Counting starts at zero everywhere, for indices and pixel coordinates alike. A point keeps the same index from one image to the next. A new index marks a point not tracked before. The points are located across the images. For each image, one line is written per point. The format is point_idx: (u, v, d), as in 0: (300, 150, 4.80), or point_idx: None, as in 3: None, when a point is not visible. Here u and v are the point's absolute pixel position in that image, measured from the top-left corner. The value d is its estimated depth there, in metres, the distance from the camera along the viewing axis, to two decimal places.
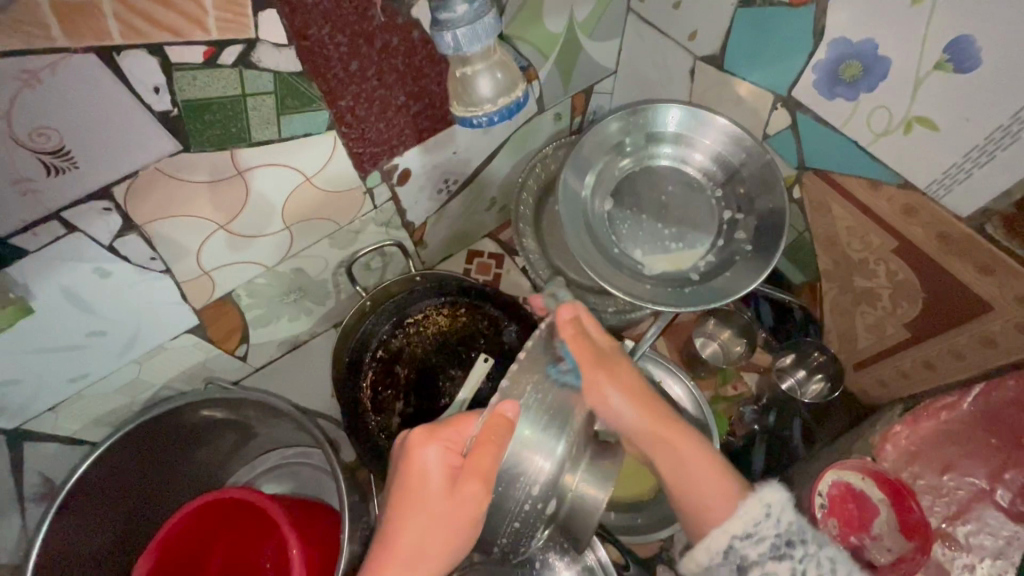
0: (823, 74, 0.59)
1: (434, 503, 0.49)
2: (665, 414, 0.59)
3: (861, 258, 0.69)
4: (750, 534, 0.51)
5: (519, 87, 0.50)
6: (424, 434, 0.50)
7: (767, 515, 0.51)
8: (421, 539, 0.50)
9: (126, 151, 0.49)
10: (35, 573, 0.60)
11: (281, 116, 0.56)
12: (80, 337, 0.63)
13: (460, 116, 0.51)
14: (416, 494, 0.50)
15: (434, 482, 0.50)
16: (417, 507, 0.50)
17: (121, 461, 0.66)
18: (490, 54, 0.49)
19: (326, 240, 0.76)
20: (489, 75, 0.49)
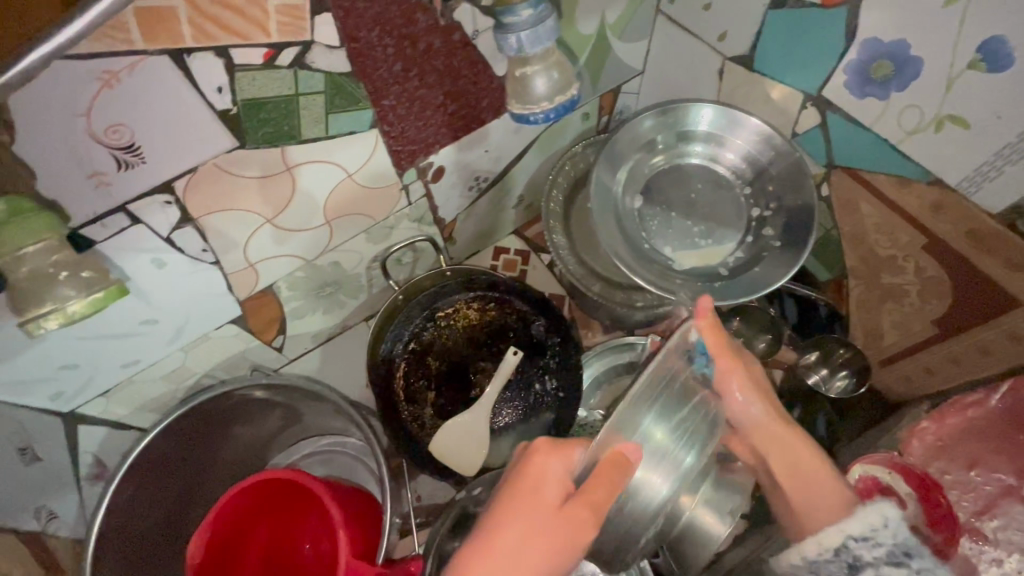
0: (854, 74, 0.60)
1: (535, 511, 0.48)
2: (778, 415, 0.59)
3: (888, 255, 0.70)
4: (867, 536, 0.49)
5: (574, 86, 0.54)
6: (550, 447, 0.50)
7: (885, 523, 0.49)
8: (513, 546, 0.48)
9: (189, 148, 0.52)
10: (94, 546, 0.63)
11: (330, 115, 0.59)
12: (135, 324, 0.66)
13: (518, 113, 0.55)
14: (522, 507, 0.49)
15: (542, 494, 0.49)
16: (521, 518, 0.48)
17: (172, 443, 0.70)
18: (548, 56, 0.52)
19: (363, 235, 0.79)
20: (546, 75, 0.53)
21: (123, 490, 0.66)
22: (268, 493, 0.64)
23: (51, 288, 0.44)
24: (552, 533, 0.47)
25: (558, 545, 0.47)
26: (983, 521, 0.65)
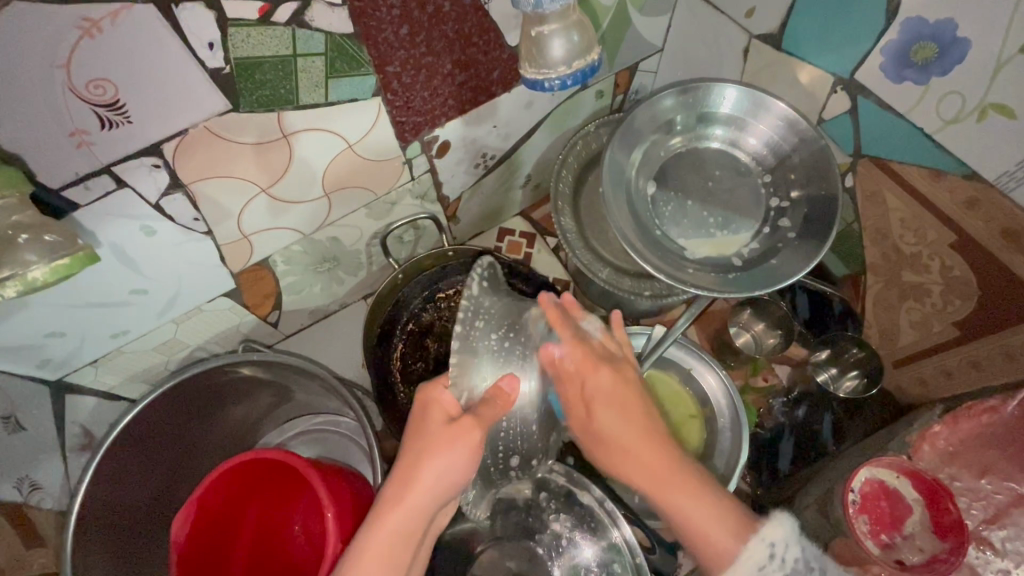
0: (891, 56, 0.56)
1: (431, 438, 0.50)
2: (665, 451, 0.56)
3: (913, 252, 0.67)
4: (773, 560, 0.48)
5: (594, 50, 0.51)
6: (436, 383, 0.52)
7: (772, 557, 0.48)
8: (414, 463, 0.51)
9: (179, 110, 0.49)
10: (78, 518, 0.62)
11: (329, 79, 0.55)
12: (124, 294, 0.64)
13: (531, 77, 0.51)
14: (418, 435, 0.51)
15: (417, 422, 0.52)
16: (417, 444, 0.51)
17: (161, 417, 0.68)
18: (568, 14, 0.49)
19: (363, 210, 0.76)
20: (564, 36, 0.49)
21: (109, 464, 0.65)
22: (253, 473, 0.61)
23: (10, 253, 0.43)
24: (439, 446, 0.50)
25: (438, 455, 0.50)
26: (992, 530, 0.63)
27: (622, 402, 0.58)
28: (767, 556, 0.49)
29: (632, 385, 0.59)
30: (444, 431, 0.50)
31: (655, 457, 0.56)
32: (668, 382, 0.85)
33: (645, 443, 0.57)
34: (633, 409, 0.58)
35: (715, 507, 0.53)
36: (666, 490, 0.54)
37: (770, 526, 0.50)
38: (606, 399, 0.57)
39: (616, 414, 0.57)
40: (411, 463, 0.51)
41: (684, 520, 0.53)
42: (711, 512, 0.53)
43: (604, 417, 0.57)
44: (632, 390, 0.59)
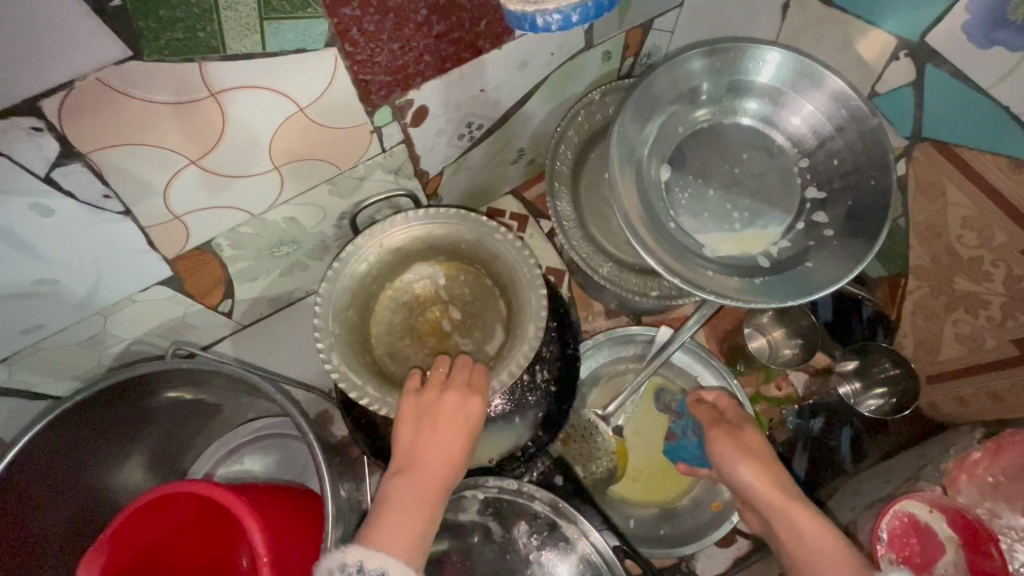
0: (980, 14, 0.47)
1: (459, 431, 0.57)
2: (784, 483, 0.55)
3: (971, 256, 0.58)
4: None
5: None
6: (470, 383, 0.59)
7: None
8: (437, 454, 0.56)
9: (54, 54, 0.37)
10: None
11: (265, 22, 0.43)
12: (27, 284, 0.53)
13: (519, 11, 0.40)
14: (453, 427, 0.57)
15: (453, 406, 0.57)
16: (452, 436, 0.57)
17: (81, 427, 0.59)
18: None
19: (325, 186, 0.64)
20: None
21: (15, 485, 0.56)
22: (187, 515, 0.55)
23: None
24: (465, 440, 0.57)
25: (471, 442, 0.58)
26: None
27: (756, 453, 0.56)
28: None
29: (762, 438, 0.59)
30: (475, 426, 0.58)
31: (783, 493, 0.54)
32: (671, 393, 0.77)
33: (770, 472, 0.55)
34: (765, 458, 0.57)
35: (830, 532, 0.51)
36: (794, 502, 0.53)
37: None
38: (736, 443, 0.58)
39: (744, 456, 0.56)
40: (435, 456, 0.56)
41: (810, 555, 0.51)
42: (832, 539, 0.51)
43: (729, 464, 0.57)
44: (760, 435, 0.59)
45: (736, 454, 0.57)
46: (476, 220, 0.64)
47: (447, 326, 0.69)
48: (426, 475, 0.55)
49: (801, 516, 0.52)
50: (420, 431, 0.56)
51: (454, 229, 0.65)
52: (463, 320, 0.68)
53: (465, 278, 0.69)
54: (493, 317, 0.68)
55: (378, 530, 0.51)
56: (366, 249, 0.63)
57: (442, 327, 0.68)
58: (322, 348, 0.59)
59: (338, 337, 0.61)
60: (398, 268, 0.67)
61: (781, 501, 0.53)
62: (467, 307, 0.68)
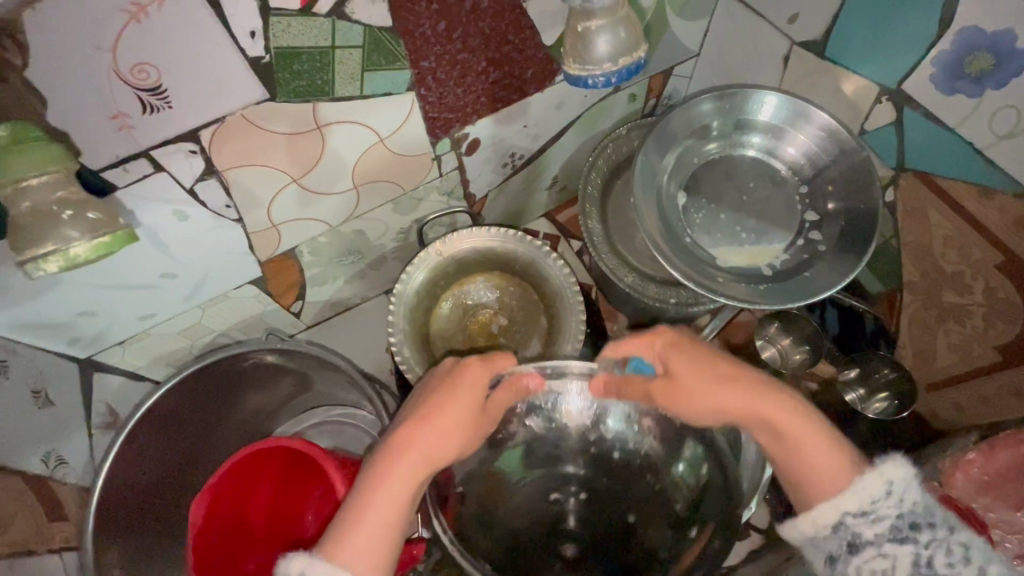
0: (944, 67, 0.57)
1: (461, 409, 0.53)
2: (756, 383, 0.51)
3: (955, 271, 0.66)
4: (866, 512, 0.45)
5: (639, 48, 0.53)
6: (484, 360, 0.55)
7: (888, 493, 0.45)
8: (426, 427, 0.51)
9: (217, 96, 0.49)
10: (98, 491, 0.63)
11: (365, 73, 0.55)
12: (154, 277, 0.65)
13: (575, 74, 0.53)
14: (451, 399, 0.53)
15: (469, 382, 0.54)
16: (451, 410, 0.52)
17: (183, 400, 0.69)
18: (614, 10, 0.51)
19: (390, 204, 0.76)
20: (610, 32, 0.51)
21: (130, 443, 0.66)
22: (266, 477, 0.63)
23: (52, 226, 0.41)
24: (467, 427, 0.53)
25: (472, 434, 0.54)
26: None
27: (732, 375, 0.52)
28: (882, 492, 0.45)
29: (700, 363, 0.53)
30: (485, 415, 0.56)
31: (763, 394, 0.51)
32: None
33: (736, 385, 0.51)
34: (719, 368, 0.52)
35: (821, 436, 0.49)
36: (769, 398, 0.50)
37: (886, 465, 0.45)
38: (697, 358, 0.53)
39: (708, 381, 0.52)
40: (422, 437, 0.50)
41: (806, 466, 0.48)
42: (832, 447, 0.49)
43: (716, 399, 0.52)
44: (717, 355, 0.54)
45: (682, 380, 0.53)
46: (529, 241, 0.74)
47: (494, 329, 0.78)
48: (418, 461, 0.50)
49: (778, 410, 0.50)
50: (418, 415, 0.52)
51: (510, 246, 0.75)
52: (508, 325, 0.78)
53: (512, 290, 0.78)
54: (533, 324, 0.77)
55: (354, 532, 0.46)
56: (434, 257, 0.73)
57: (487, 328, 0.78)
58: (393, 342, 0.70)
59: (407, 331, 0.72)
60: (459, 277, 0.77)
61: (762, 409, 0.50)
62: (512, 314, 0.78)
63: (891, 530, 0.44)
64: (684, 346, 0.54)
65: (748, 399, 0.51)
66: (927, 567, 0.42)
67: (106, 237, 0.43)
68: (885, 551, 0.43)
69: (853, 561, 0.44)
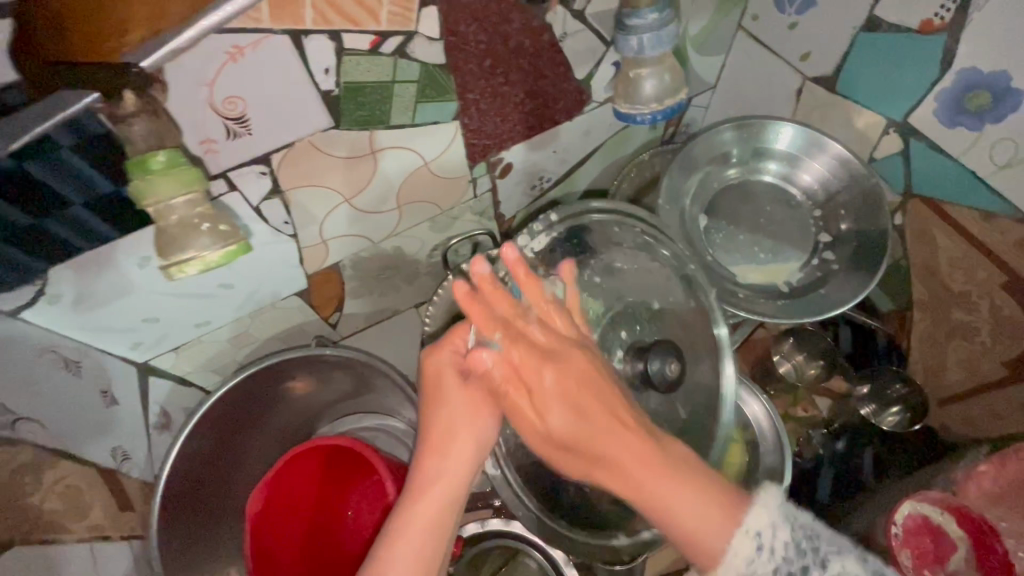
0: (946, 102, 0.62)
1: (456, 401, 0.57)
2: (592, 384, 0.53)
3: (961, 290, 0.70)
4: (761, 548, 0.47)
5: (681, 91, 0.60)
6: (434, 346, 0.58)
7: (758, 543, 0.47)
8: (427, 436, 0.57)
9: (291, 124, 0.55)
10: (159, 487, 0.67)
11: (418, 104, 0.61)
12: (213, 287, 0.69)
13: (625, 112, 0.61)
14: (439, 398, 0.57)
15: (447, 371, 0.58)
16: (442, 408, 0.57)
17: (234, 404, 0.73)
18: (660, 61, 0.59)
19: (427, 223, 0.81)
20: (655, 79, 0.60)
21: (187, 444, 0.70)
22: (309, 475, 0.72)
23: (191, 235, 0.47)
24: (466, 412, 0.57)
25: (484, 411, 0.57)
26: None
27: (567, 366, 0.53)
28: (754, 549, 0.47)
29: (532, 357, 0.54)
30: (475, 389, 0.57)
31: (600, 424, 0.51)
32: None
33: (572, 395, 0.52)
34: (570, 373, 0.53)
35: (676, 487, 0.49)
36: (589, 438, 0.52)
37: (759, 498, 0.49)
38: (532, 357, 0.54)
39: (583, 465, 0.54)
40: (437, 441, 0.56)
41: (690, 537, 0.48)
42: (707, 506, 0.49)
43: (554, 385, 0.53)
44: (606, 418, 0.51)
45: (572, 454, 0.54)
46: None
47: None
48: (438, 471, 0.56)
49: (611, 440, 0.51)
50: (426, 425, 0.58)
51: None
52: None
53: None
54: None
55: (400, 540, 0.52)
56: None
57: None
58: None
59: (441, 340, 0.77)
60: None
61: (586, 431, 0.52)
62: None
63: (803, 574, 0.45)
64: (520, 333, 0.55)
65: (587, 416, 0.52)
66: None
67: (232, 246, 0.47)
68: None
69: None
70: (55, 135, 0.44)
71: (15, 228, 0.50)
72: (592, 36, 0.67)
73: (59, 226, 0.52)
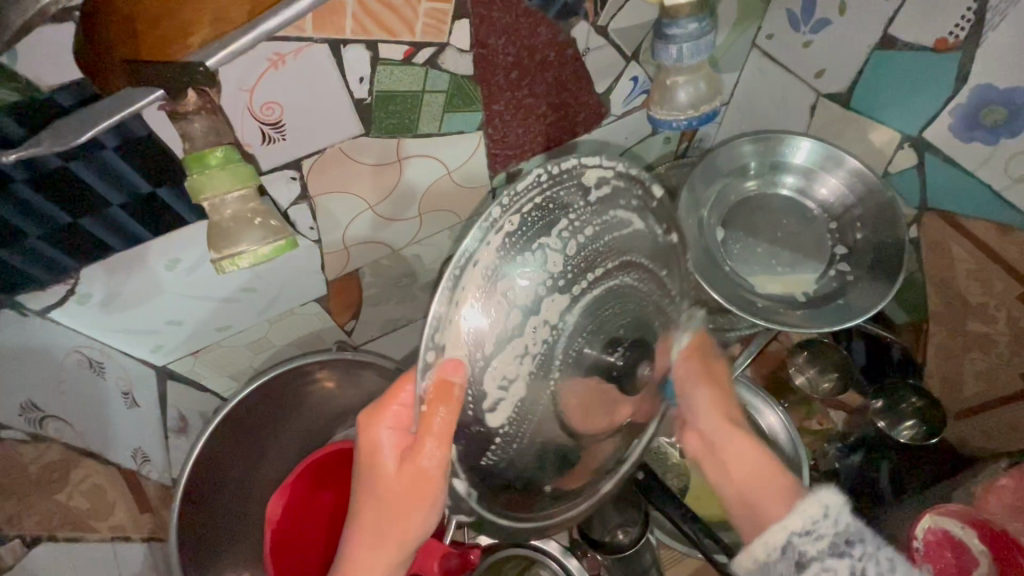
0: (961, 118, 0.64)
1: (385, 481, 0.50)
2: (743, 434, 0.62)
3: (979, 302, 0.71)
4: (809, 531, 0.51)
5: (713, 100, 0.62)
6: (372, 416, 0.50)
7: (825, 516, 0.51)
8: (360, 514, 0.52)
9: (324, 131, 0.57)
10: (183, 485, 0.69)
11: (446, 113, 0.63)
12: (236, 291, 0.69)
13: (660, 117, 0.63)
14: (373, 473, 0.50)
15: (382, 448, 0.50)
16: (375, 488, 0.50)
17: (255, 408, 0.75)
18: (697, 69, 0.61)
19: (446, 232, 0.80)
20: (689, 87, 0.62)
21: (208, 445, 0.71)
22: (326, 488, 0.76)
23: (246, 231, 0.41)
24: (398, 497, 0.49)
25: (420, 496, 0.48)
26: None
27: (719, 388, 0.64)
28: (820, 513, 0.51)
29: (723, 374, 0.66)
30: (399, 477, 0.48)
31: (739, 435, 0.62)
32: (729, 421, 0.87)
33: (729, 424, 0.63)
34: (722, 391, 0.65)
35: (776, 474, 0.58)
36: (731, 445, 0.61)
37: (820, 493, 0.52)
38: (701, 369, 0.65)
39: (698, 381, 0.64)
40: (371, 516, 0.51)
41: (741, 501, 0.58)
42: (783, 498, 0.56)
43: (698, 392, 0.64)
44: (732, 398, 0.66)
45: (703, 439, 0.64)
46: None
47: None
48: (372, 552, 0.52)
49: (743, 438, 0.61)
50: (364, 499, 0.52)
51: None
52: None
53: None
54: None
55: None
56: None
57: None
58: None
59: None
60: None
61: (721, 437, 0.62)
62: None
63: (831, 545, 0.50)
64: (710, 366, 0.65)
65: (716, 417, 0.63)
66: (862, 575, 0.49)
67: (282, 240, 0.42)
68: (828, 564, 0.49)
69: None
70: (101, 136, 0.46)
71: (55, 226, 0.51)
72: (613, 51, 0.70)
73: (95, 227, 0.53)
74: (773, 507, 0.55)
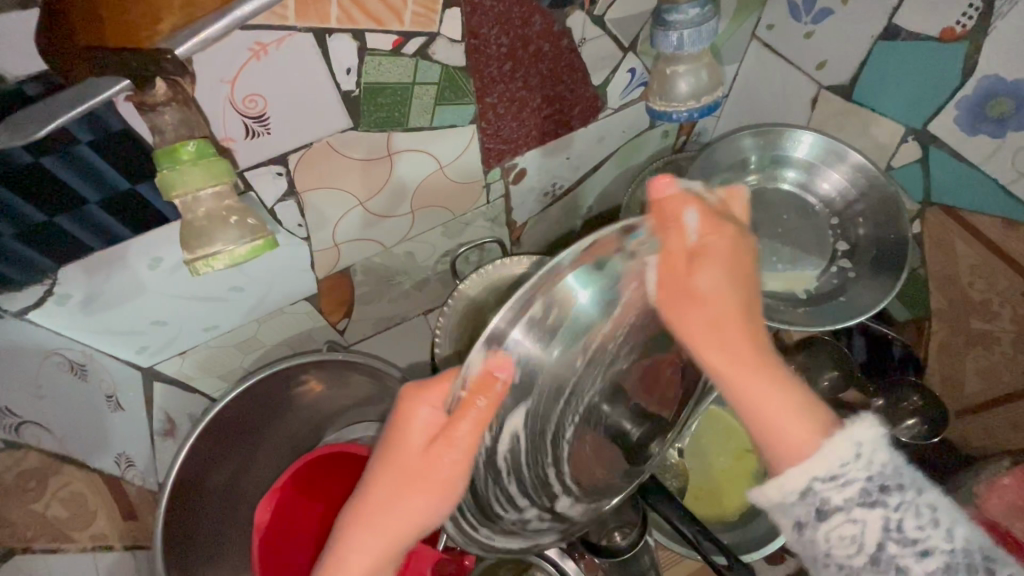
0: (967, 110, 0.62)
1: (411, 459, 0.46)
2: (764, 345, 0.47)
3: (982, 299, 0.70)
4: (836, 476, 0.42)
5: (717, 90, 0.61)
6: (417, 390, 0.46)
7: (857, 456, 0.42)
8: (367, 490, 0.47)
9: (310, 124, 0.55)
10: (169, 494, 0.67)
11: (437, 107, 0.61)
12: (224, 290, 0.67)
13: (659, 109, 0.62)
14: (399, 447, 0.46)
15: (418, 421, 0.46)
16: (398, 465, 0.46)
17: (246, 408, 0.72)
18: (697, 58, 0.59)
19: (439, 229, 0.78)
20: (690, 77, 0.60)
21: (196, 450, 0.69)
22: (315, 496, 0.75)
23: (219, 230, 0.39)
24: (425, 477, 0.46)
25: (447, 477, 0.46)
26: None
27: (731, 266, 0.46)
28: (851, 455, 0.42)
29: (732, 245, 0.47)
30: (432, 454, 0.45)
31: (756, 346, 0.47)
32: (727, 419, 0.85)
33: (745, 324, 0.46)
34: (741, 275, 0.47)
35: (796, 397, 0.46)
36: (745, 348, 0.46)
37: (855, 428, 0.43)
38: (718, 246, 0.46)
39: (705, 264, 0.46)
40: (380, 496, 0.46)
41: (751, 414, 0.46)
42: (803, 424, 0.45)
43: (710, 273, 0.46)
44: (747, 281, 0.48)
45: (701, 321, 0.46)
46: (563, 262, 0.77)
47: None
48: (372, 536, 0.46)
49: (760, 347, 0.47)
50: (375, 474, 0.47)
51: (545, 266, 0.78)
52: None
53: None
54: None
55: None
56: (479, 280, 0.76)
57: None
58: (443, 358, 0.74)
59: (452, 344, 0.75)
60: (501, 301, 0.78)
61: (739, 340, 0.46)
62: None
63: (862, 495, 0.41)
64: (727, 235, 0.46)
65: (739, 314, 0.46)
66: (897, 531, 0.41)
67: (261, 240, 0.41)
68: (856, 517, 0.41)
69: (822, 527, 0.42)
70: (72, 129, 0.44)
71: (29, 225, 0.49)
72: (611, 42, 0.68)
73: (71, 226, 0.51)
74: (796, 436, 0.44)
